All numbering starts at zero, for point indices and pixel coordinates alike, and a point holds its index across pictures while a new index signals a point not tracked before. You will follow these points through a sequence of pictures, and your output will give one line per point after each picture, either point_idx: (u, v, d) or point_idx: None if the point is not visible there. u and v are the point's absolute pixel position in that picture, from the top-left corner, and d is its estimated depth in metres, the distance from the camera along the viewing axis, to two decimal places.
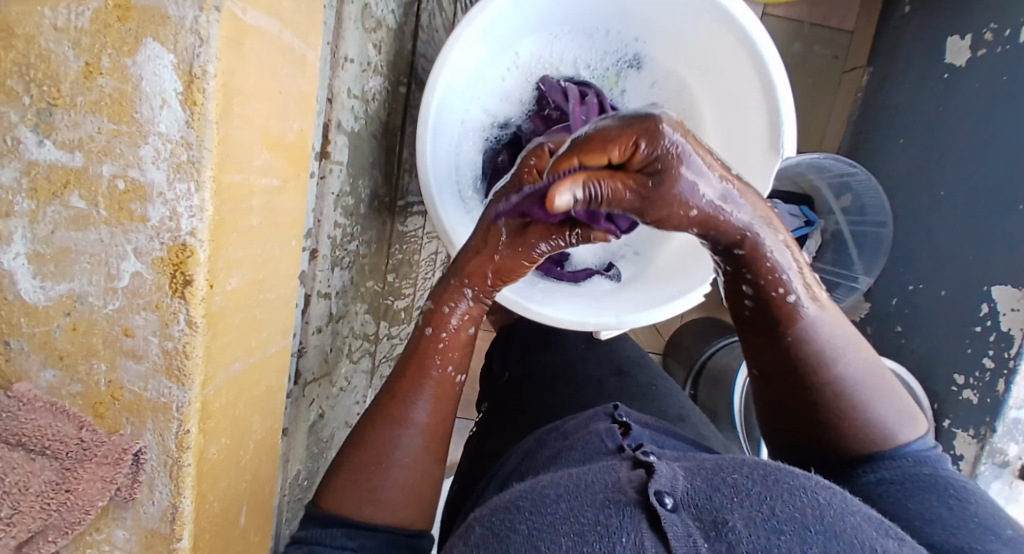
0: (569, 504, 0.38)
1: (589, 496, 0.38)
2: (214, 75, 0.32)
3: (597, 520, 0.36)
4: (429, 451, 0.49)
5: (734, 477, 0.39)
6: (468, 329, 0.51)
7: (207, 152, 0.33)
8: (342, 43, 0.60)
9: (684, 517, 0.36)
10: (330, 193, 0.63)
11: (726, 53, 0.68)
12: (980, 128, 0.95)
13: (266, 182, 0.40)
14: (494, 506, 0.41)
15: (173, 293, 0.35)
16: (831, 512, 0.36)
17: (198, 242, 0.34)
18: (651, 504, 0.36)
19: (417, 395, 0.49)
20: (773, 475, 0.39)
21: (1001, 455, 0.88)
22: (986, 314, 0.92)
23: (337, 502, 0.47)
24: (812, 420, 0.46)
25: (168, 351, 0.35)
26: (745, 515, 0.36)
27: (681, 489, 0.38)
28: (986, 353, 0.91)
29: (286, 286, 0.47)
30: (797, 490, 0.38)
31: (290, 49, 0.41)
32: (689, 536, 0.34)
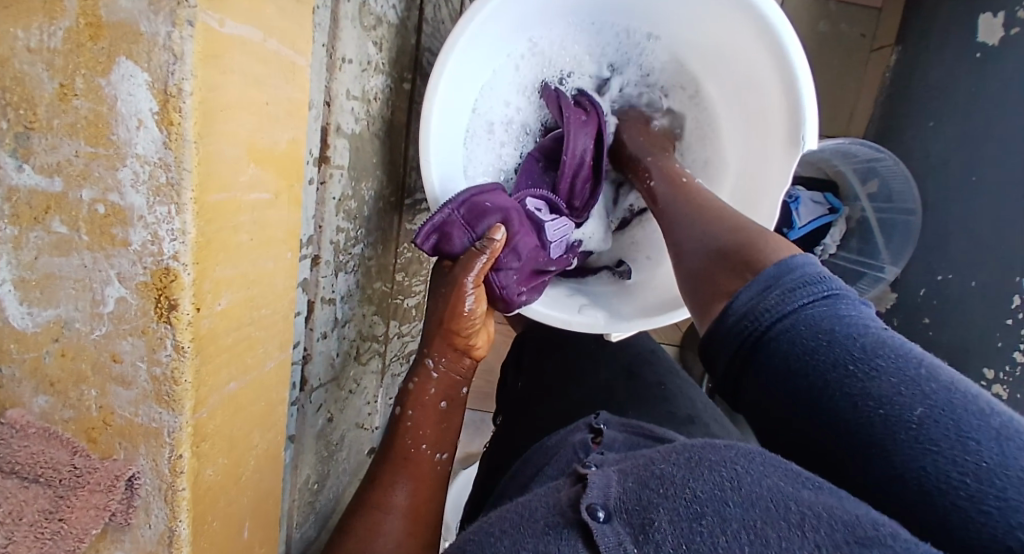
0: (512, 540, 0.34)
1: (530, 526, 0.34)
2: (191, 93, 0.31)
3: (536, 548, 0.32)
4: (409, 533, 0.55)
5: (660, 467, 0.34)
6: (438, 404, 0.59)
7: (187, 174, 0.32)
8: (339, 44, 0.57)
9: (617, 526, 0.31)
10: (331, 198, 0.62)
11: (742, 39, 0.66)
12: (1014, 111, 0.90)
13: (255, 198, 0.39)
14: (448, 552, 0.38)
15: (159, 318, 0.34)
16: (749, 480, 0.32)
17: (181, 266, 0.33)
18: (584, 520, 0.32)
19: (397, 481, 0.56)
20: (697, 454, 0.34)
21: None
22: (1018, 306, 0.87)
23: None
24: (712, 290, 0.46)
25: (158, 377, 0.35)
26: (671, 510, 0.31)
27: (614, 497, 0.34)
28: (1018, 347, 0.87)
29: (282, 300, 0.46)
30: (717, 464, 0.33)
31: (276, 58, 0.39)
32: (620, 547, 0.30)
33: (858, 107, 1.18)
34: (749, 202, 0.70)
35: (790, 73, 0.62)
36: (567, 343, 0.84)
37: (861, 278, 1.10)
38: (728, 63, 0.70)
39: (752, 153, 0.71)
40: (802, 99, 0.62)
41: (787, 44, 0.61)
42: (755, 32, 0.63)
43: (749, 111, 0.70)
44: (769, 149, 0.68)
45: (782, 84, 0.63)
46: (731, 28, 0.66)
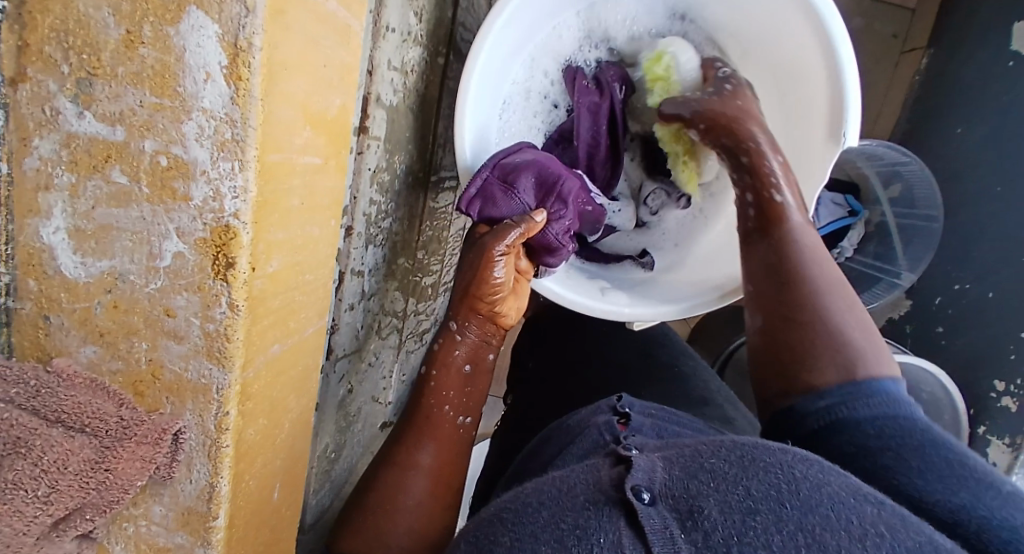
0: (550, 512, 0.35)
1: (570, 500, 0.35)
2: (260, 48, 0.30)
3: (575, 522, 0.32)
4: (432, 494, 0.54)
5: (711, 463, 0.35)
6: (462, 366, 0.57)
7: (251, 131, 0.32)
8: (384, 12, 0.57)
9: (662, 510, 0.32)
10: (366, 169, 0.61)
11: (789, 28, 0.65)
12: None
13: (307, 161, 0.39)
14: (480, 521, 0.39)
15: (216, 275, 0.33)
16: (806, 486, 0.33)
17: (241, 224, 0.33)
18: (628, 499, 0.33)
19: (422, 442, 0.55)
20: (750, 456, 0.35)
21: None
22: None
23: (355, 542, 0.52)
24: (800, 359, 0.47)
25: (210, 333, 0.35)
26: (720, 501, 0.32)
27: (660, 483, 0.34)
28: None
29: (324, 267, 0.45)
30: (772, 468, 0.34)
31: (333, 18, 0.38)
32: (666, 529, 0.31)
33: (887, 107, 1.18)
34: None
35: (836, 66, 0.61)
36: (583, 326, 0.83)
37: (876, 284, 1.08)
38: (771, 51, 0.69)
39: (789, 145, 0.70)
40: (846, 94, 0.61)
41: (835, 35, 0.60)
42: (802, 21, 0.62)
43: (789, 102, 0.69)
44: (807, 142, 0.67)
45: (827, 77, 0.63)
46: (777, 15, 0.65)
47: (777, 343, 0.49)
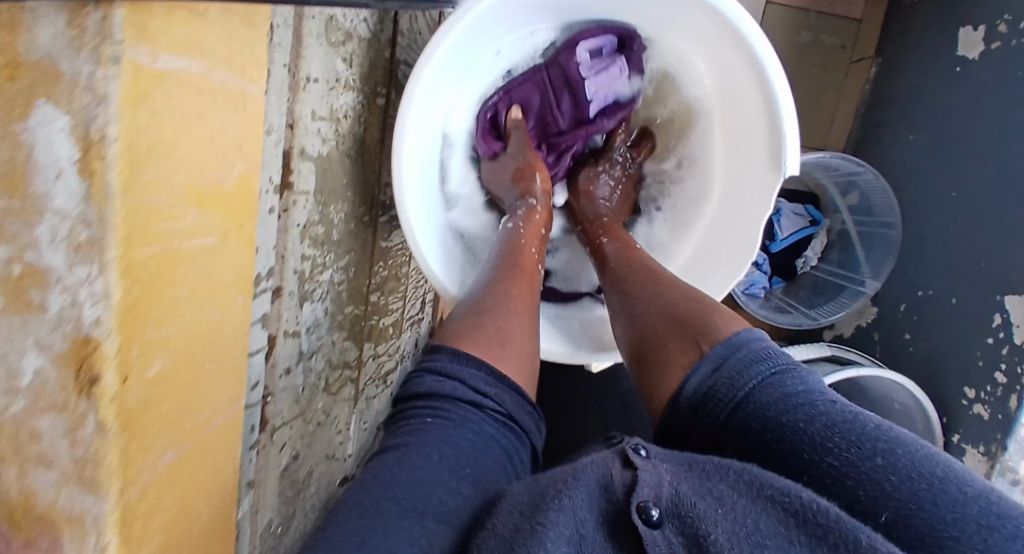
0: (560, 503, 0.34)
1: (577, 497, 0.34)
2: (116, 138, 0.27)
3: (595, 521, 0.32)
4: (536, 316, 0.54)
5: (719, 488, 0.34)
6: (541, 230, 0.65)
7: (110, 231, 0.28)
8: (303, 63, 0.53)
9: (667, 534, 0.32)
10: (294, 226, 0.58)
11: (726, 62, 0.65)
12: (994, 128, 0.88)
13: (199, 243, 0.35)
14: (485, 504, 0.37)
15: (78, 392, 0.30)
16: (819, 515, 0.31)
17: (103, 333, 0.29)
18: (641, 516, 0.32)
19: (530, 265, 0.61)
20: (758, 481, 0.34)
21: (1011, 474, 0.84)
22: (998, 325, 0.86)
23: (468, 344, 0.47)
24: (664, 354, 0.49)
25: (78, 460, 0.31)
26: (729, 525, 0.31)
27: (668, 498, 0.34)
28: (999, 365, 0.85)
29: (232, 349, 0.42)
30: (780, 496, 0.33)
31: (222, 89, 0.35)
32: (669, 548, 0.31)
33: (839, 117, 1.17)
34: (728, 225, 0.70)
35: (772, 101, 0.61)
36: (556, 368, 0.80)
37: (841, 293, 1.07)
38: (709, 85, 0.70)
39: (730, 177, 0.71)
40: (784, 129, 0.61)
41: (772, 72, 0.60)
42: (737, 56, 0.62)
43: (727, 130, 0.70)
44: (749, 174, 0.67)
45: (764, 111, 0.62)
46: (715, 50, 0.65)
47: (659, 355, 0.50)
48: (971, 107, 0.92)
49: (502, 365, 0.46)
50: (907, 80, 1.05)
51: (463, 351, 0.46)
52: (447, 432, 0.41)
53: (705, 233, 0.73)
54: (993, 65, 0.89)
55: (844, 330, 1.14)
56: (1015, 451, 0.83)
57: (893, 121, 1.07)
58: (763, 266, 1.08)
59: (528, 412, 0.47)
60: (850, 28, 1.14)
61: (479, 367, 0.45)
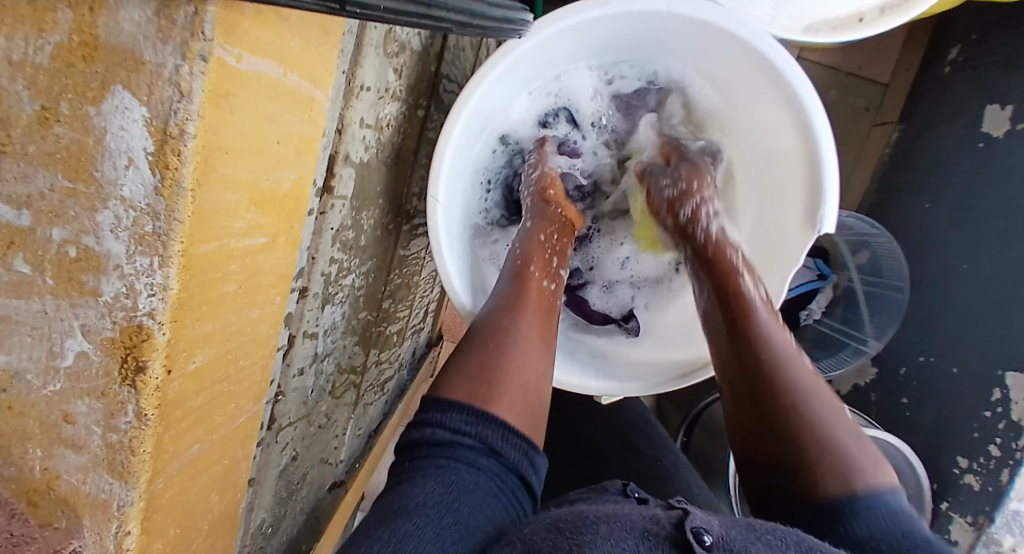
0: (609, 528, 0.41)
1: (629, 525, 0.42)
2: (193, 135, 0.27)
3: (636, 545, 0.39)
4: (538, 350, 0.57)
5: (765, 537, 0.41)
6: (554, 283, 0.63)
7: (177, 225, 0.28)
8: (359, 72, 0.53)
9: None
10: (328, 229, 0.57)
11: (773, 116, 0.66)
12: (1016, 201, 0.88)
13: (252, 243, 0.35)
14: (534, 526, 0.43)
15: (123, 380, 0.30)
16: None
17: (155, 324, 0.29)
18: (688, 539, 0.39)
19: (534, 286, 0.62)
20: (793, 536, 0.41)
21: (997, 545, 0.83)
22: (998, 400, 0.85)
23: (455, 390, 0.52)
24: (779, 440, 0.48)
25: (112, 445, 0.31)
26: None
27: (720, 533, 0.40)
28: (993, 440, 0.85)
29: (263, 351, 0.42)
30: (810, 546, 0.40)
31: (293, 93, 0.35)
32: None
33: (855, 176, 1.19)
34: (756, 276, 0.70)
35: (817, 161, 0.62)
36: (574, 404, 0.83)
37: (842, 349, 1.05)
38: (756, 136, 0.71)
39: (765, 230, 0.71)
40: (826, 190, 0.62)
41: (821, 134, 0.61)
42: (785, 111, 0.64)
43: (766, 181, 0.71)
44: (784, 229, 0.68)
45: (806, 169, 0.64)
46: (765, 102, 0.66)
47: (781, 439, 0.48)
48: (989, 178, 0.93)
49: (490, 406, 0.51)
50: (938, 144, 1.03)
51: (445, 398, 0.51)
52: (434, 473, 0.48)
53: None
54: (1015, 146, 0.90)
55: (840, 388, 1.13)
56: (1001, 524, 0.83)
57: (912, 187, 1.07)
58: None
59: (524, 455, 0.52)
60: (876, 91, 1.16)
61: (460, 408, 0.51)
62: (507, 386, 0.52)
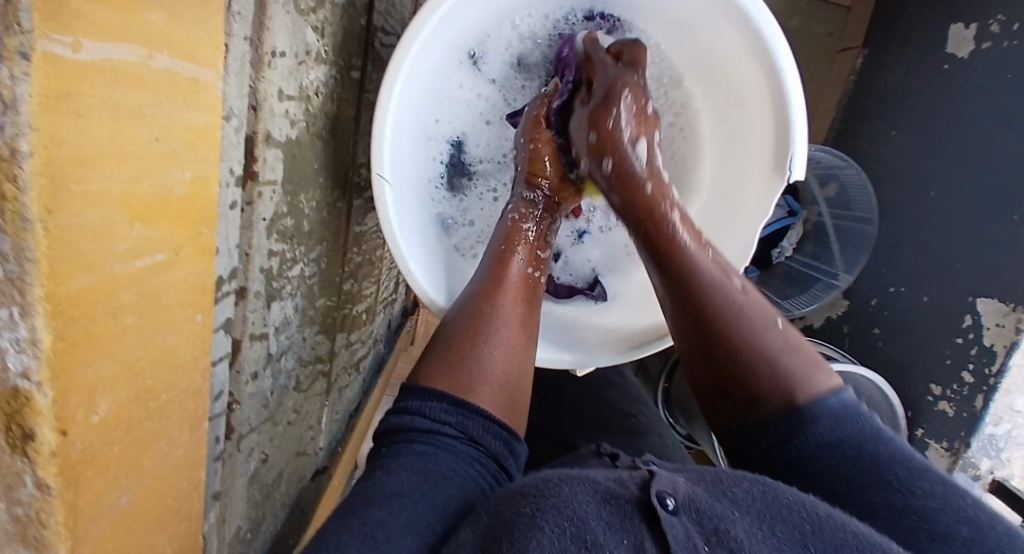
0: (569, 488, 0.36)
1: (588, 484, 0.37)
2: (28, 154, 0.21)
3: (598, 509, 0.34)
4: (522, 336, 0.53)
5: (734, 493, 0.37)
6: (535, 270, 0.58)
7: (30, 265, 0.22)
8: (268, 37, 0.46)
9: (685, 520, 0.34)
10: (260, 220, 0.52)
11: (733, 51, 0.62)
12: (978, 118, 0.86)
13: (145, 263, 0.30)
14: (505, 493, 0.39)
15: (13, 449, 0.25)
16: (831, 527, 0.34)
17: (33, 385, 0.24)
18: (650, 502, 0.35)
19: (514, 257, 0.57)
20: (772, 494, 0.37)
21: (973, 469, 0.85)
22: (969, 326, 0.84)
23: (437, 378, 0.47)
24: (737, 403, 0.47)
25: (17, 519, 0.26)
26: (748, 529, 0.34)
27: (683, 492, 0.36)
28: (966, 365, 0.84)
29: (191, 377, 0.37)
30: (796, 508, 0.36)
31: (168, 79, 0.29)
32: (689, 540, 0.32)
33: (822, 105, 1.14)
34: (722, 221, 0.69)
35: (783, 96, 0.59)
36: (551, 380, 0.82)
37: (813, 284, 1.02)
38: (713, 73, 0.67)
39: (731, 168, 0.68)
40: (793, 129, 0.60)
41: (782, 63, 0.58)
42: (746, 44, 0.60)
43: (730, 125, 0.68)
44: (750, 170, 0.66)
45: (771, 103, 0.61)
46: (722, 36, 0.62)
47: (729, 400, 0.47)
48: (946, 103, 0.91)
49: (476, 397, 0.47)
50: (898, 70, 1.00)
51: (429, 386, 0.47)
52: (414, 461, 0.43)
53: (700, 226, 0.71)
54: (981, 60, 0.87)
55: (813, 322, 1.11)
56: (977, 448, 0.84)
57: (875, 112, 1.04)
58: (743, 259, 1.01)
59: (505, 446, 0.47)
60: (839, 16, 1.11)
61: (442, 398, 0.46)
62: (488, 376, 0.48)
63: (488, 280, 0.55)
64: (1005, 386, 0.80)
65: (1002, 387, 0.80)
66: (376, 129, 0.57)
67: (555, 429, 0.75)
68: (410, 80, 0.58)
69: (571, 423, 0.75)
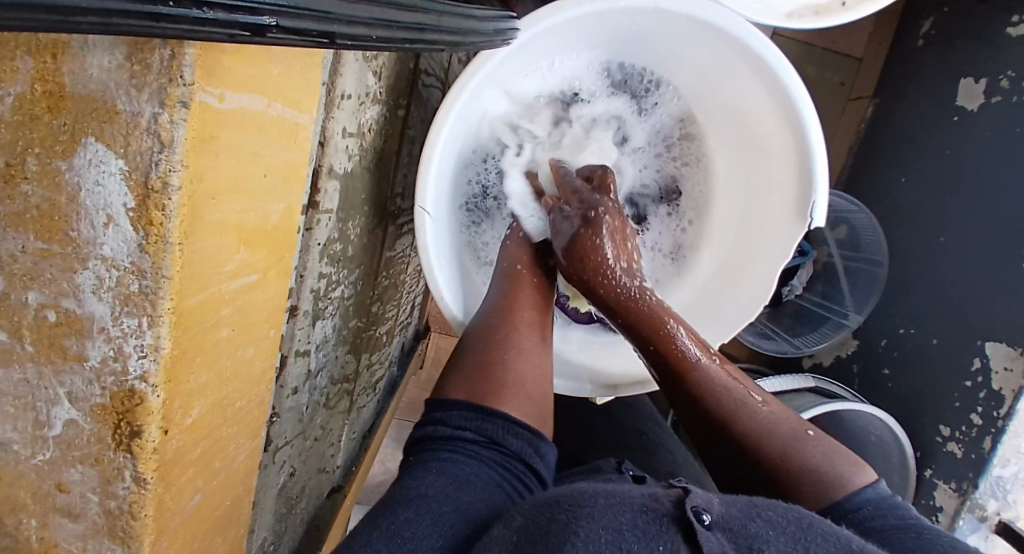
0: (607, 503, 0.38)
1: (629, 502, 0.39)
2: (178, 186, 0.25)
3: (636, 521, 0.36)
4: (536, 350, 0.55)
5: (767, 511, 0.38)
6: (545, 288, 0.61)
7: (165, 281, 0.26)
8: (339, 81, 0.51)
9: (719, 537, 0.35)
10: (315, 245, 0.55)
11: (761, 110, 0.66)
12: (990, 174, 0.90)
13: (242, 282, 0.34)
14: (535, 502, 0.41)
15: (117, 446, 0.27)
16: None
17: (149, 387, 0.27)
18: (687, 518, 0.36)
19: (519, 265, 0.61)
20: (807, 519, 0.38)
21: (980, 509, 0.87)
22: (976, 369, 0.87)
23: (465, 389, 0.50)
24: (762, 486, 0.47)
25: (111, 512, 0.29)
26: (780, 546, 0.35)
27: (716, 508, 0.38)
28: (974, 408, 0.87)
29: (258, 387, 0.40)
30: (832, 534, 0.37)
31: (279, 122, 0.33)
32: (723, 552, 0.34)
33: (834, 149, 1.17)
34: (744, 263, 0.72)
35: (805, 148, 0.63)
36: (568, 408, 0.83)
37: (823, 323, 1.07)
38: (741, 126, 0.71)
39: (753, 217, 0.72)
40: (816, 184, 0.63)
41: (809, 126, 0.62)
42: (771, 99, 0.64)
43: (754, 175, 0.72)
44: (772, 216, 0.70)
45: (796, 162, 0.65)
46: (753, 96, 0.66)
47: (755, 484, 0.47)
48: (958, 151, 0.95)
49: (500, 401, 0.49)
50: (908, 122, 1.04)
51: (453, 398, 0.49)
52: (438, 467, 0.45)
53: (718, 270, 0.75)
54: (992, 121, 0.91)
55: (824, 359, 1.12)
56: (985, 489, 0.86)
57: (885, 161, 1.08)
58: None
59: (530, 445, 0.48)
60: (851, 66, 1.16)
61: (465, 406, 0.48)
62: (508, 382, 0.50)
63: (501, 297, 0.58)
64: (1014, 428, 0.83)
65: (1011, 429, 0.83)
66: (422, 162, 0.60)
67: (573, 453, 0.77)
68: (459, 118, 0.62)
69: (584, 447, 0.78)
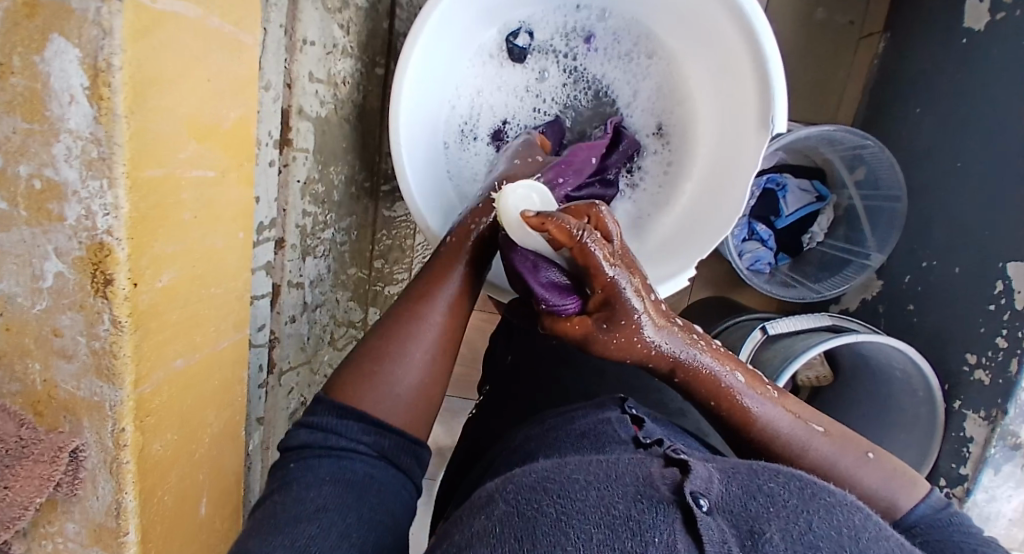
0: (598, 493, 0.35)
1: (620, 488, 0.35)
2: (119, 67, 0.31)
3: (630, 512, 0.33)
4: (438, 359, 0.49)
5: (769, 487, 0.37)
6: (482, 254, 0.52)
7: (118, 148, 0.32)
8: (299, 25, 0.57)
9: (720, 521, 0.33)
10: (294, 181, 0.62)
11: (714, 25, 0.65)
12: (1002, 95, 0.87)
13: (199, 174, 0.40)
14: (514, 483, 0.38)
15: (95, 292, 0.34)
16: (867, 536, 0.34)
17: (115, 240, 0.33)
18: (687, 503, 0.34)
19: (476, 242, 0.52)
20: (809, 490, 0.37)
21: (1012, 437, 0.83)
22: (1000, 292, 0.85)
23: (356, 392, 0.46)
24: None
25: (97, 352, 0.36)
26: (782, 526, 0.34)
27: (716, 492, 0.35)
28: (999, 332, 0.84)
29: (235, 280, 0.47)
30: (835, 510, 0.36)
31: (216, 33, 0.39)
32: (724, 542, 0.32)
33: (848, 96, 1.14)
34: (717, 182, 0.70)
35: (758, 52, 0.62)
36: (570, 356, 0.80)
37: (846, 266, 1.06)
38: (699, 43, 0.69)
39: (727, 135, 0.69)
40: (773, 83, 0.62)
41: (758, 26, 0.61)
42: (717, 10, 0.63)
43: (721, 94, 0.70)
44: (740, 127, 0.67)
45: (753, 67, 0.63)
46: (699, 10, 0.65)
47: None
48: (968, 73, 0.92)
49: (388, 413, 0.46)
50: (920, 52, 1.02)
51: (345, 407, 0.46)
52: (331, 471, 0.43)
53: (703, 184, 0.72)
54: (996, 38, 0.88)
55: (850, 305, 1.13)
56: (1015, 415, 0.82)
57: (898, 97, 1.06)
58: (770, 242, 1.07)
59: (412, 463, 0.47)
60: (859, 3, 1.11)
61: (358, 418, 0.45)
62: (400, 390, 0.47)
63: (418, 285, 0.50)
64: None
65: None
66: (393, 111, 0.64)
67: None
68: (422, 66, 0.66)
69: None
